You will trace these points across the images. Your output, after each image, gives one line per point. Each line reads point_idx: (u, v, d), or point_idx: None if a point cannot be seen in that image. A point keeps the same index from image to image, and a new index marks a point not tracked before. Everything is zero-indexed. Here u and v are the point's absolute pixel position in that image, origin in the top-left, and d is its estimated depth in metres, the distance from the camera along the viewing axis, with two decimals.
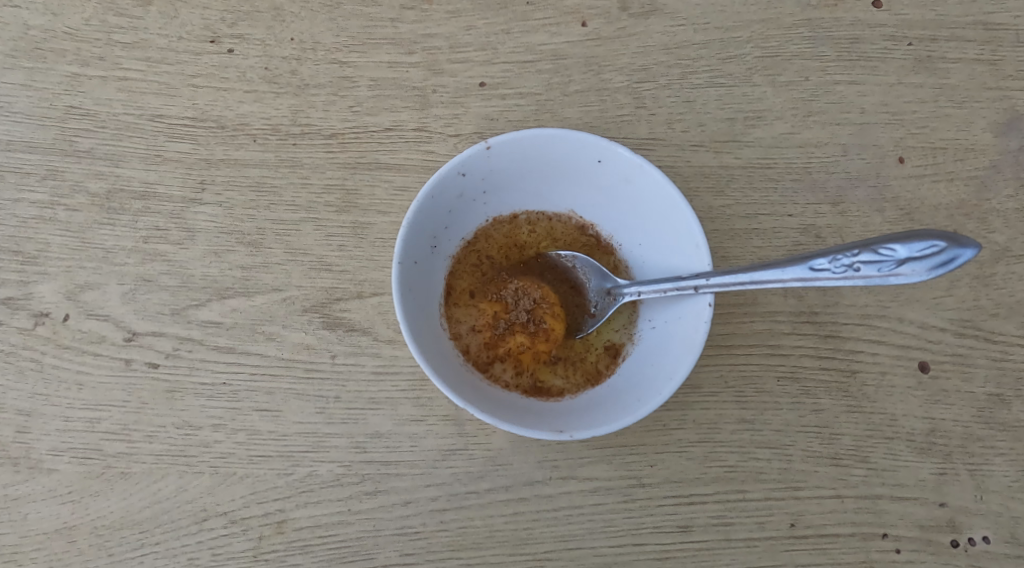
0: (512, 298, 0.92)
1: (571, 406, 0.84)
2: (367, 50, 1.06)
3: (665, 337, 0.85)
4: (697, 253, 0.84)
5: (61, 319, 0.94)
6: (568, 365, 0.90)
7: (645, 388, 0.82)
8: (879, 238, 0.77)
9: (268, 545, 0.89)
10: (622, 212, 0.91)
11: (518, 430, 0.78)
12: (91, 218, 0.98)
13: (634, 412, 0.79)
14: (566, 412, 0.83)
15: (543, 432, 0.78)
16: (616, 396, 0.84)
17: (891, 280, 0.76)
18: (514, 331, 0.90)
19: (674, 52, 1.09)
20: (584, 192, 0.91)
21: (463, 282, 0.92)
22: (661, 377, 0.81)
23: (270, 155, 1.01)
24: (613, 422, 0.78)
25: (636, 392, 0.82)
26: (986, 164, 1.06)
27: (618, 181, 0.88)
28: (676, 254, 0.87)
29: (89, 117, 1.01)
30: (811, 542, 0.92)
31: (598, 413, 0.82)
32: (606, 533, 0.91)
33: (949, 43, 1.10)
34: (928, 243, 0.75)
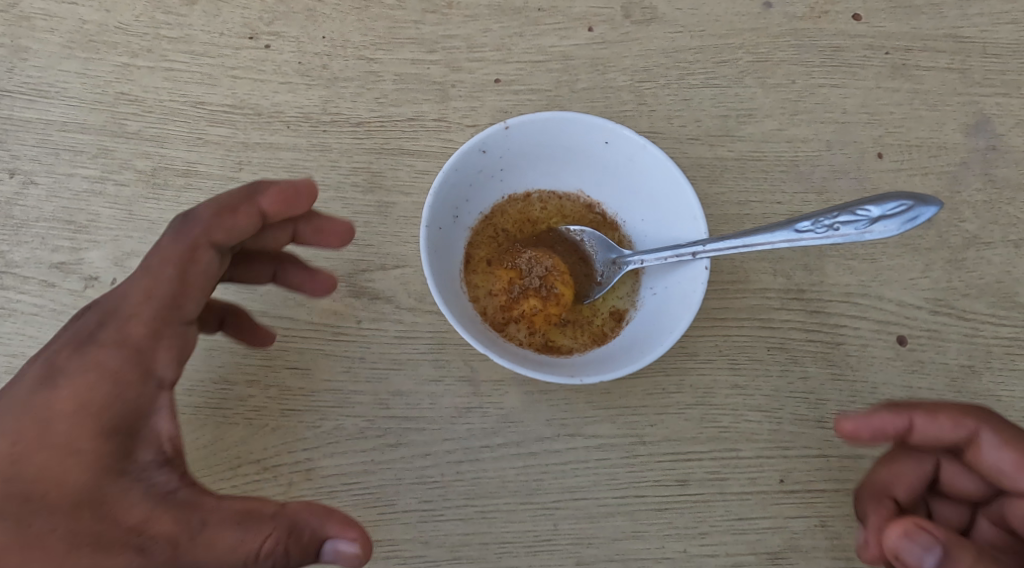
0: (526, 266, 1.00)
1: (580, 360, 0.93)
2: (392, 48, 1.16)
3: (665, 300, 0.93)
4: (695, 224, 0.93)
5: (109, 282, 1.02)
6: (577, 327, 0.99)
7: (648, 342, 0.90)
8: (854, 202, 0.90)
9: (296, 491, 0.96)
10: (627, 191, 1.00)
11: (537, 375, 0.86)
12: (138, 193, 1.07)
13: (637, 361, 0.87)
14: (577, 365, 0.91)
15: (559, 377, 0.86)
16: (620, 351, 0.92)
17: (867, 236, 0.88)
18: (527, 295, 0.98)
19: (672, 55, 1.19)
20: (592, 172, 1.01)
21: (481, 252, 1.01)
22: (663, 333, 0.89)
23: (302, 140, 1.10)
24: (622, 370, 0.87)
25: (641, 347, 0.90)
26: (957, 160, 1.16)
27: (623, 162, 0.98)
28: (673, 226, 0.96)
29: (138, 103, 1.11)
30: (799, 496, 1.00)
31: (604, 364, 0.90)
32: (610, 485, 0.99)
33: (921, 53, 1.22)
34: (897, 203, 0.88)
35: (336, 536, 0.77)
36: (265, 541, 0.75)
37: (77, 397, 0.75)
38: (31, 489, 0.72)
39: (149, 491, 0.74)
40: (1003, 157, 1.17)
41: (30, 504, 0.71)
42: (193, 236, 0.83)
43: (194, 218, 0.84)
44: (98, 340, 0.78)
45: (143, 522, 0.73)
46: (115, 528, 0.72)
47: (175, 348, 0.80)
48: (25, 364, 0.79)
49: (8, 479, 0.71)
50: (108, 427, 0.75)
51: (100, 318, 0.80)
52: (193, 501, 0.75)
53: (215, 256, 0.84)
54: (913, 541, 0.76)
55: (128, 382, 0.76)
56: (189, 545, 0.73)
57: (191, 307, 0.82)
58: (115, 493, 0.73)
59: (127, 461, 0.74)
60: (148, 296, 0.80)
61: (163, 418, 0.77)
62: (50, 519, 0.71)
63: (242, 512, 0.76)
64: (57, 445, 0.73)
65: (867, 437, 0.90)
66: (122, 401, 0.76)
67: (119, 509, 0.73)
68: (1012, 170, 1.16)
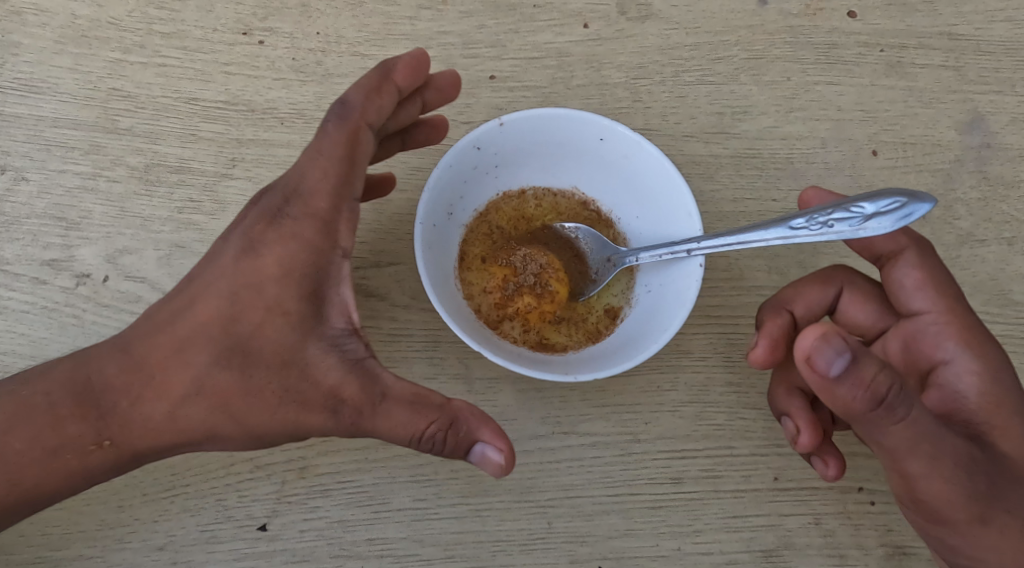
0: (521, 263, 1.01)
1: (574, 357, 0.92)
2: (387, 45, 1.15)
3: (660, 298, 0.93)
4: (689, 222, 0.93)
5: (101, 279, 1.01)
6: (571, 324, 0.98)
7: (642, 339, 0.90)
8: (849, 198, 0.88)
9: (290, 489, 0.96)
10: (622, 188, 1.00)
11: (531, 372, 0.85)
12: (131, 189, 1.06)
13: (631, 359, 0.87)
14: (572, 362, 0.91)
15: (553, 374, 0.85)
16: (614, 348, 0.92)
17: (860, 233, 0.86)
18: (522, 292, 0.99)
19: (668, 52, 1.19)
20: (588, 169, 1.01)
21: (476, 249, 1.00)
22: (657, 331, 0.89)
23: (296, 137, 1.10)
24: (616, 368, 0.86)
25: (636, 344, 0.90)
26: (951, 158, 1.16)
27: (617, 159, 0.97)
28: (668, 223, 0.96)
29: (130, 98, 1.10)
30: (793, 494, 1.00)
31: (598, 362, 0.90)
32: (604, 483, 0.99)
33: (916, 50, 1.22)
34: (892, 199, 0.86)
35: (486, 440, 0.83)
36: (431, 427, 0.82)
37: (281, 264, 0.85)
38: (248, 346, 0.84)
39: (341, 356, 0.84)
40: (997, 155, 1.17)
41: (249, 357, 0.84)
42: (354, 120, 0.89)
43: (349, 103, 0.90)
44: (290, 216, 0.87)
45: (336, 385, 0.83)
46: (315, 388, 0.83)
47: (351, 223, 0.88)
48: (234, 231, 0.90)
49: (230, 333, 0.84)
50: (304, 296, 0.85)
51: (286, 195, 0.88)
52: (374, 371, 0.84)
53: (373, 135, 0.91)
54: (827, 345, 0.74)
55: (320, 255, 0.86)
56: (371, 414, 0.82)
57: (358, 187, 0.89)
58: (314, 355, 0.83)
59: (322, 327, 0.85)
60: (326, 176, 0.88)
61: (346, 287, 0.86)
62: (265, 375, 0.83)
63: (413, 394, 0.83)
64: (266, 308, 0.84)
65: (788, 317, 0.97)
66: (312, 271, 0.85)
67: (317, 371, 0.83)
68: (1006, 168, 1.17)
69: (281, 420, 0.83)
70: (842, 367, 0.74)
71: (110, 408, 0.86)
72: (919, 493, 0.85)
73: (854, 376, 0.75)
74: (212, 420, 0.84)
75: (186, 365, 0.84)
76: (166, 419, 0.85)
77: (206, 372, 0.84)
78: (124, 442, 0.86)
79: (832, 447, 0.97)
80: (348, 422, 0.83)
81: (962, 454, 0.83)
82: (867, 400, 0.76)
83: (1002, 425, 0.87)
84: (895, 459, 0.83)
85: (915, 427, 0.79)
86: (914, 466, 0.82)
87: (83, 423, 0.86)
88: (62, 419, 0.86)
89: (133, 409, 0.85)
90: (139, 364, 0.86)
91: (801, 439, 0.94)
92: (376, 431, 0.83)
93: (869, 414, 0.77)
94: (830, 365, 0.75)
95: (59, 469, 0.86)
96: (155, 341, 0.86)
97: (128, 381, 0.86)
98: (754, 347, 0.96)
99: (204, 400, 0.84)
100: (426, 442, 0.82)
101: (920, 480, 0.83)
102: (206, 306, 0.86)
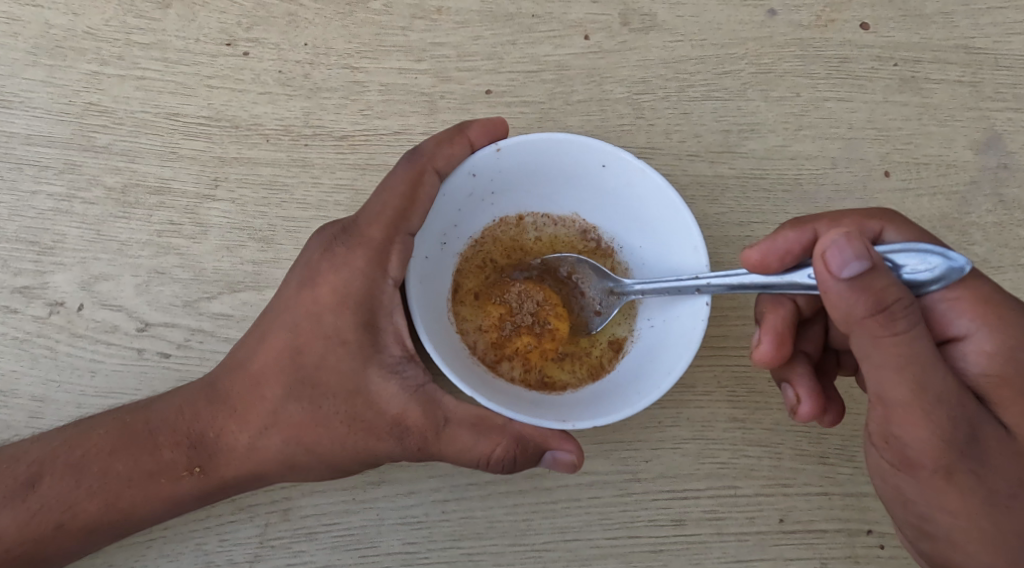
0: (517, 301, 0.95)
1: (572, 399, 0.88)
2: (378, 57, 1.10)
3: (663, 335, 0.89)
4: (696, 256, 0.88)
5: (76, 309, 0.97)
6: (575, 359, 0.93)
7: (644, 382, 0.85)
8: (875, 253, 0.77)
9: (274, 532, 0.92)
10: (624, 216, 0.95)
11: (525, 418, 0.81)
12: (107, 211, 1.01)
13: (633, 404, 0.82)
14: (569, 404, 0.86)
15: (548, 420, 0.81)
16: (615, 390, 0.87)
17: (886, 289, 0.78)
18: (520, 332, 0.94)
19: (672, 66, 1.13)
20: (588, 196, 0.96)
21: (469, 283, 0.96)
22: (660, 372, 0.85)
23: (282, 155, 1.05)
24: (615, 413, 0.82)
25: (636, 386, 0.85)
26: (966, 180, 1.12)
27: (619, 186, 0.92)
28: (672, 255, 0.91)
29: (107, 114, 1.05)
30: (799, 537, 0.96)
31: (598, 405, 0.85)
32: (602, 525, 0.95)
33: (931, 64, 1.16)
34: (923, 258, 0.76)
35: (554, 446, 0.85)
36: (496, 448, 0.82)
37: (336, 293, 0.84)
38: (314, 376, 0.83)
39: (405, 384, 0.83)
40: (1014, 176, 1.12)
41: (319, 388, 0.83)
42: (421, 164, 0.87)
43: (420, 148, 0.88)
44: (350, 246, 0.85)
45: (402, 412, 0.83)
46: (381, 418, 0.83)
47: (407, 254, 0.85)
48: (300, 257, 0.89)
49: (300, 365, 0.84)
50: (368, 327, 0.84)
51: (347, 225, 0.87)
52: (436, 396, 0.84)
53: (439, 180, 0.88)
54: (847, 245, 0.72)
55: (380, 286, 0.85)
56: (437, 439, 0.83)
57: (416, 221, 0.86)
58: (378, 385, 0.83)
59: (382, 355, 0.84)
60: (386, 209, 0.85)
61: (400, 316, 0.85)
62: (334, 404, 0.83)
63: (475, 416, 0.84)
64: (329, 338, 0.83)
65: (790, 305, 0.92)
66: (373, 302, 0.84)
67: (383, 400, 0.83)
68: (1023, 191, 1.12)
69: (352, 448, 0.84)
70: (857, 271, 0.72)
71: (198, 436, 0.87)
72: (892, 426, 0.78)
73: (860, 284, 0.73)
74: (289, 450, 0.84)
75: (262, 397, 0.85)
76: (248, 449, 0.85)
77: (282, 403, 0.84)
78: (212, 469, 0.86)
79: (835, 410, 0.95)
80: (416, 447, 0.83)
81: (949, 395, 0.76)
82: (868, 307, 0.73)
83: (1014, 407, 0.80)
84: (876, 381, 0.77)
85: (909, 346, 0.75)
86: (896, 393, 0.76)
87: (175, 449, 0.87)
88: (151, 447, 0.87)
89: (219, 438, 0.86)
90: (222, 395, 0.87)
91: (801, 411, 0.92)
92: (444, 454, 0.84)
93: (866, 320, 0.74)
94: (845, 265, 0.72)
95: (149, 494, 0.86)
96: (235, 372, 0.87)
97: (212, 410, 0.87)
98: (756, 343, 0.92)
99: (279, 430, 0.84)
100: (492, 464, 0.83)
101: (899, 411, 0.77)
102: (276, 337, 0.85)
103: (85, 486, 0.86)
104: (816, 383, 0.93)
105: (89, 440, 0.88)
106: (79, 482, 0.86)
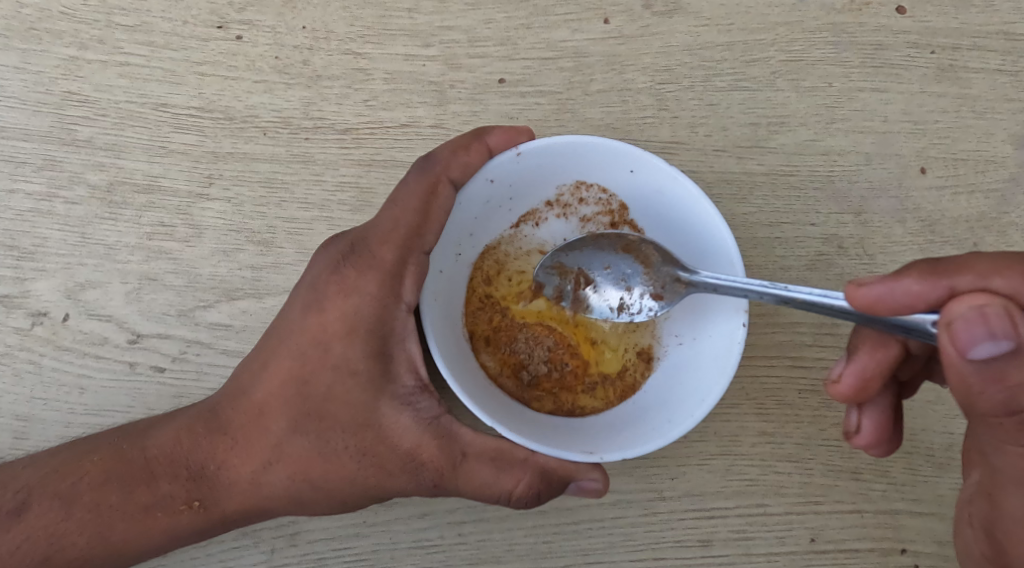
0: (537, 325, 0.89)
1: (597, 425, 0.82)
2: (382, 41, 1.01)
3: (694, 356, 0.83)
4: (731, 271, 0.82)
5: (61, 319, 0.93)
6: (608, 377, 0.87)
7: (674, 408, 0.80)
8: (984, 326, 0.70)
9: (280, 557, 0.89)
10: (651, 226, 0.89)
11: (548, 450, 0.76)
12: (92, 212, 0.95)
13: (664, 434, 0.77)
14: (594, 430, 0.81)
15: (573, 453, 0.76)
16: (643, 415, 0.82)
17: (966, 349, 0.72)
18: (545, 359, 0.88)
19: (697, 53, 1.04)
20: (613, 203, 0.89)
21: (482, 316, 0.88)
22: (691, 399, 0.80)
23: (281, 150, 0.97)
24: (644, 445, 0.77)
25: (667, 413, 0.80)
26: (1006, 177, 1.03)
27: (645, 195, 0.86)
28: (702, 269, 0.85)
29: (88, 104, 0.98)
30: (831, 557, 0.92)
31: (626, 433, 0.80)
32: (626, 547, 0.91)
33: (970, 51, 1.07)
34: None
35: (580, 477, 0.82)
36: (518, 484, 0.80)
37: (345, 320, 0.80)
38: (321, 408, 0.80)
39: (417, 416, 0.80)
40: None
41: (327, 421, 0.80)
42: (435, 174, 0.81)
43: (433, 156, 0.83)
44: (360, 268, 0.81)
45: (415, 446, 0.79)
46: (393, 452, 0.79)
47: (419, 275, 0.81)
48: (304, 277, 0.85)
49: (307, 396, 0.80)
50: (378, 355, 0.80)
51: (355, 244, 0.82)
52: (452, 428, 0.80)
53: (454, 191, 0.82)
54: (981, 324, 0.68)
55: (391, 311, 0.80)
56: (453, 474, 0.80)
57: (430, 238, 0.82)
58: (390, 417, 0.80)
59: (394, 385, 0.80)
60: (397, 227, 0.81)
61: (412, 342, 0.82)
62: (343, 438, 0.80)
63: (494, 450, 0.80)
64: (337, 368, 0.80)
65: (897, 349, 0.82)
66: (384, 328, 0.80)
67: (395, 434, 0.79)
68: None
69: (362, 483, 0.80)
70: (991, 352, 0.68)
71: (198, 468, 0.83)
72: (998, 529, 0.73)
73: (993, 370, 0.68)
74: (295, 486, 0.81)
75: (267, 430, 0.81)
76: (252, 483, 0.82)
77: (288, 437, 0.80)
78: (213, 503, 0.83)
79: (886, 448, 0.88)
80: (430, 483, 0.80)
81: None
82: (998, 402, 0.69)
83: None
84: (996, 484, 0.73)
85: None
86: (1012, 500, 0.71)
87: (173, 482, 0.83)
88: (148, 478, 0.83)
89: (221, 470, 0.82)
90: (224, 426, 0.83)
91: (858, 438, 0.88)
92: (459, 490, 0.81)
93: (995, 418, 0.70)
94: (974, 344, 0.68)
95: (147, 528, 0.83)
96: (238, 401, 0.83)
97: (212, 441, 0.83)
98: (837, 376, 0.85)
99: (285, 466, 0.81)
100: (513, 499, 0.80)
101: (1009, 519, 0.72)
102: (281, 365, 0.82)
103: (75, 518, 0.82)
104: (889, 416, 0.86)
105: (83, 468, 0.84)
106: (68, 514, 0.82)
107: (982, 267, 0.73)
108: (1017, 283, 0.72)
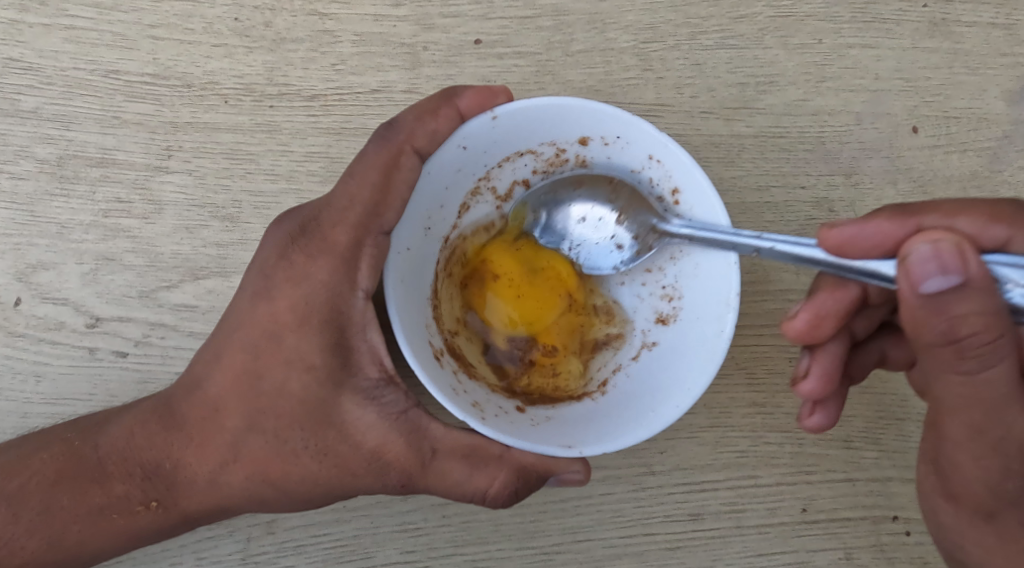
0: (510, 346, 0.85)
1: (577, 416, 0.79)
2: (349, 1, 0.95)
3: (678, 344, 0.80)
4: (722, 247, 0.78)
5: (12, 304, 0.87)
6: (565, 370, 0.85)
7: (659, 397, 0.76)
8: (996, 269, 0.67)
9: (257, 547, 0.86)
10: None
11: (525, 445, 0.72)
12: (42, 187, 0.90)
13: (648, 425, 0.74)
14: (575, 422, 0.78)
15: (551, 446, 0.73)
16: (626, 404, 0.78)
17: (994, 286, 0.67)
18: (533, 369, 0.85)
19: (682, 10, 0.99)
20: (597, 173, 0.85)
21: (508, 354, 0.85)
22: (675, 388, 0.76)
23: (244, 119, 0.91)
24: (625, 438, 0.73)
25: (651, 403, 0.76)
26: (998, 135, 1.00)
27: (630, 166, 0.82)
28: (695, 248, 0.81)
29: (31, 72, 0.91)
30: (822, 527, 0.90)
31: (607, 424, 0.76)
32: (616, 523, 0.89)
33: (964, 4, 1.02)
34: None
35: (562, 472, 0.79)
36: (494, 483, 0.76)
37: (298, 310, 0.76)
38: (276, 403, 0.76)
39: (383, 411, 0.76)
40: None
41: (284, 418, 0.76)
42: (397, 143, 0.77)
43: (397, 123, 0.78)
44: (313, 252, 0.77)
45: (381, 444, 0.76)
46: (358, 450, 0.76)
47: (376, 259, 0.76)
48: (255, 259, 0.80)
49: (261, 392, 0.76)
50: (337, 347, 0.76)
51: (307, 225, 0.78)
52: (420, 423, 0.77)
53: (418, 162, 0.78)
54: (935, 259, 0.65)
55: (348, 299, 0.76)
56: (422, 473, 0.76)
57: (390, 218, 0.77)
58: (352, 414, 0.76)
59: (356, 379, 0.76)
60: (353, 207, 0.76)
61: (373, 331, 0.77)
62: (302, 437, 0.76)
63: (468, 448, 0.77)
64: (291, 361, 0.75)
65: (858, 290, 0.80)
66: (341, 317, 0.76)
67: (359, 431, 0.76)
68: None
69: (325, 483, 0.77)
70: (940, 288, 0.64)
71: (153, 467, 0.79)
72: (945, 455, 0.71)
73: (938, 301, 0.65)
74: (255, 486, 0.77)
75: (222, 428, 0.77)
76: (210, 483, 0.78)
77: (244, 435, 0.76)
78: (172, 503, 0.79)
79: (823, 411, 0.85)
80: (398, 483, 0.77)
81: (1011, 443, 0.67)
82: (938, 334, 0.65)
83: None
84: (935, 408, 0.69)
85: (975, 387, 0.66)
86: (953, 427, 0.68)
87: (128, 482, 0.79)
88: (101, 479, 0.79)
89: (178, 470, 0.78)
90: (178, 423, 0.78)
91: (804, 384, 0.84)
92: (429, 487, 0.77)
93: (933, 347, 0.66)
94: (926, 278, 0.65)
95: (103, 531, 0.79)
96: (191, 396, 0.78)
97: (166, 440, 0.78)
98: (794, 313, 0.82)
99: (243, 466, 0.77)
100: (489, 499, 0.77)
101: (954, 444, 0.69)
102: (233, 358, 0.77)
103: (24, 521, 0.78)
104: (836, 368, 0.84)
105: (31, 467, 0.79)
106: (16, 517, 0.78)
107: (947, 207, 0.76)
108: (994, 228, 0.74)
